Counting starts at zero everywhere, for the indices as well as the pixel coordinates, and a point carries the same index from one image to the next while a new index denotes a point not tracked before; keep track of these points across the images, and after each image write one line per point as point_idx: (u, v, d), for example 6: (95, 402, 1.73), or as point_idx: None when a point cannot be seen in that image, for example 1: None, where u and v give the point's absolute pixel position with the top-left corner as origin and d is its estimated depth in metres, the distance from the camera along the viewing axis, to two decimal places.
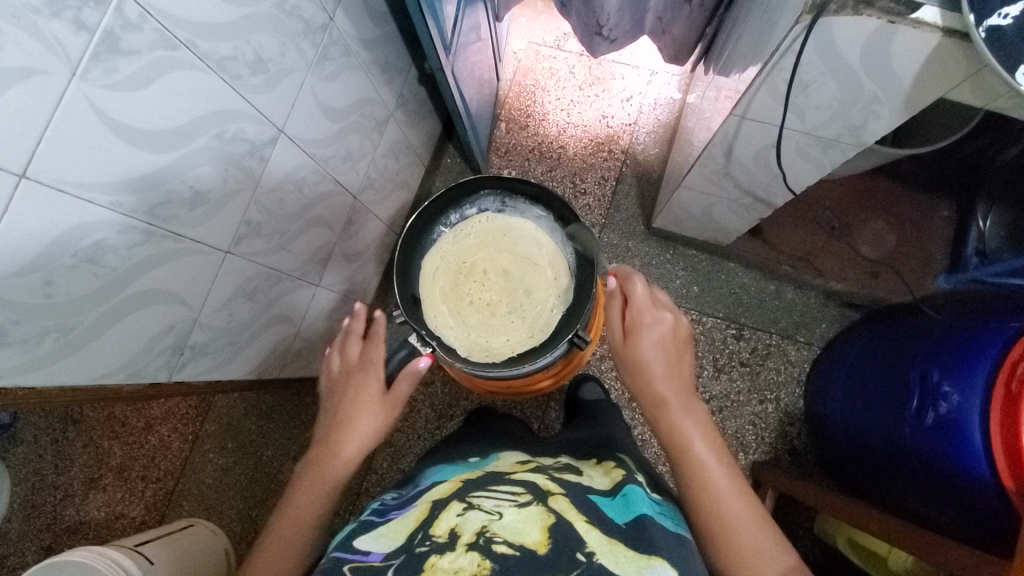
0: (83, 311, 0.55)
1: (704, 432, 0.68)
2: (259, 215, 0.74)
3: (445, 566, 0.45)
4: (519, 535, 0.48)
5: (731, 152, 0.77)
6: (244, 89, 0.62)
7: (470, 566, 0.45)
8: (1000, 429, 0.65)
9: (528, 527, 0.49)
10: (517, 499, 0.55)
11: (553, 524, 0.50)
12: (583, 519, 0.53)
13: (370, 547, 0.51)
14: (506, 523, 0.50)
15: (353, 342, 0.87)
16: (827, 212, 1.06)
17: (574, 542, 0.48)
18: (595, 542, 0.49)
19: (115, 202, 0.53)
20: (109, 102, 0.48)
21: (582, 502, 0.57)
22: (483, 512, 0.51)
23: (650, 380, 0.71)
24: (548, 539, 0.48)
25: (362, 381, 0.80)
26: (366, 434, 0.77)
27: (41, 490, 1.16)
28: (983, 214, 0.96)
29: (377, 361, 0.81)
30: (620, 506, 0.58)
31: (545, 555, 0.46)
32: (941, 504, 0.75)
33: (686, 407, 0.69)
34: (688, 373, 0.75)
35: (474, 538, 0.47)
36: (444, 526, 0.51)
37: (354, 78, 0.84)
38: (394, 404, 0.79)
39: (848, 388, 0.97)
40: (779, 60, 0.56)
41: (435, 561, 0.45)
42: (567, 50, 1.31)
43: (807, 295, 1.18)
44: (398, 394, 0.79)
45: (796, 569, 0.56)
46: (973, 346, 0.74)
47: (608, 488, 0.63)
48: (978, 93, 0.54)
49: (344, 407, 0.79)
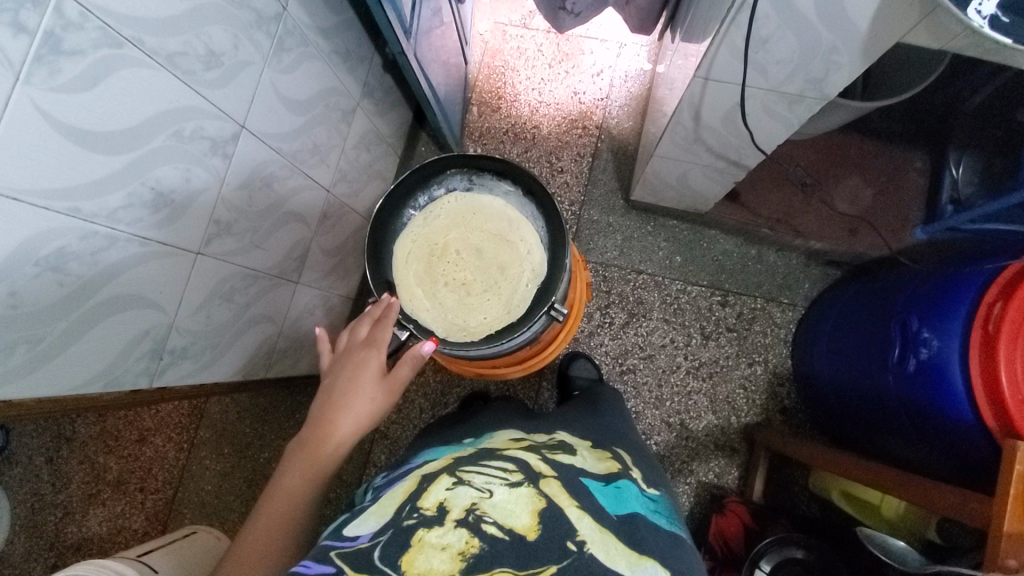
0: (50, 322, 0.54)
1: None
2: (228, 213, 0.73)
3: (434, 541, 0.46)
4: (510, 517, 0.49)
5: (700, 116, 0.77)
6: (199, 85, 0.61)
7: (458, 542, 0.46)
8: (981, 369, 0.66)
9: (518, 509, 0.50)
10: (508, 476, 0.54)
11: (543, 509, 0.51)
12: (574, 504, 0.53)
13: (358, 531, 0.50)
14: (497, 503, 0.50)
15: (361, 321, 0.74)
16: (799, 169, 1.06)
17: (564, 529, 0.50)
18: (587, 530, 0.50)
19: (74, 207, 0.52)
20: (59, 107, 0.47)
21: (574, 484, 0.56)
22: (473, 489, 0.51)
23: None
24: (537, 524, 0.49)
25: (361, 363, 0.69)
26: (361, 420, 0.68)
27: (42, 510, 1.16)
28: (955, 161, 0.96)
29: (382, 342, 0.71)
30: (613, 497, 0.58)
31: (536, 542, 0.48)
32: (929, 448, 0.76)
33: None
34: None
35: (463, 514, 0.48)
36: (432, 498, 0.51)
37: (315, 68, 0.82)
38: (394, 387, 0.69)
39: (832, 343, 0.98)
40: (737, 14, 0.55)
41: (423, 535, 0.46)
42: (533, 28, 1.30)
43: (789, 257, 1.20)
44: (400, 377, 0.70)
45: None
46: (948, 290, 0.75)
47: (602, 474, 0.62)
48: (933, 36, 0.54)
49: (335, 390, 0.68)
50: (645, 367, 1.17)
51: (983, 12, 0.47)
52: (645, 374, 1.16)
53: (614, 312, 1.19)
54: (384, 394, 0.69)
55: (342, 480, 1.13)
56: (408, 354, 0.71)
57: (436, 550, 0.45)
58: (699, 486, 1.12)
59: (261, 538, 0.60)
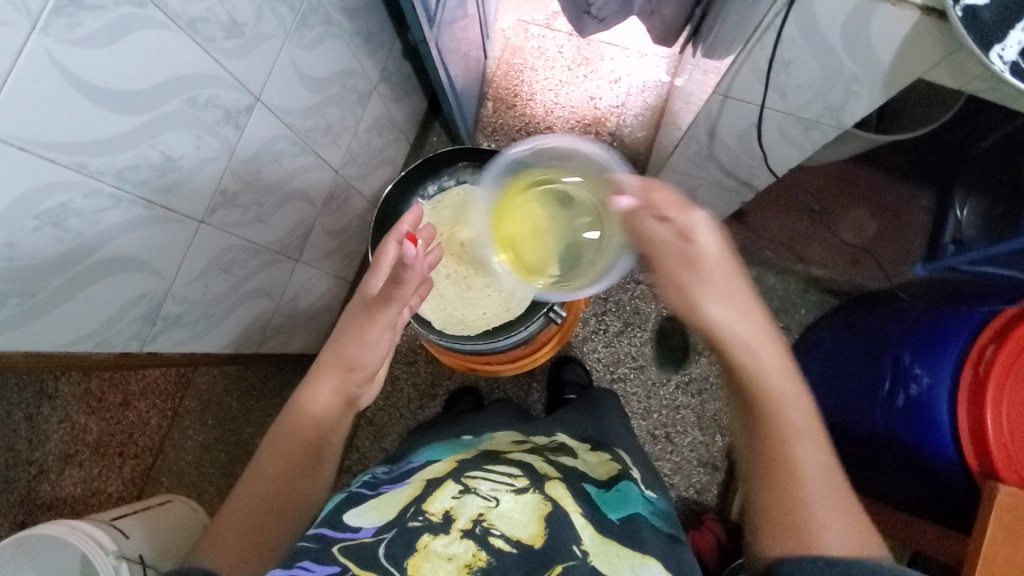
0: (46, 277, 0.54)
1: (814, 447, 0.70)
2: (235, 184, 0.73)
3: (439, 550, 0.48)
4: (517, 528, 0.50)
5: (715, 131, 0.77)
6: (218, 52, 0.60)
7: (464, 554, 0.48)
8: (967, 412, 0.68)
9: (525, 518, 0.51)
10: (515, 483, 0.54)
11: (549, 514, 0.52)
12: (578, 510, 0.54)
13: (360, 523, 0.52)
14: (503, 513, 0.51)
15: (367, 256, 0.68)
16: (807, 196, 1.10)
17: (569, 535, 0.51)
18: (589, 539, 0.51)
19: (80, 163, 0.51)
20: (75, 61, 0.46)
21: (578, 489, 0.57)
22: (480, 498, 0.52)
23: (753, 291, 0.71)
24: (543, 531, 0.51)
25: (353, 310, 0.64)
26: (352, 376, 0.63)
27: (16, 466, 1.15)
28: (960, 203, 0.97)
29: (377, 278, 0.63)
30: (614, 500, 0.58)
31: (542, 548, 0.49)
32: (915, 484, 0.78)
33: (803, 438, 0.70)
34: (801, 413, 0.71)
35: (470, 526, 0.49)
36: (438, 504, 0.51)
37: (335, 48, 0.82)
38: (377, 333, 0.62)
39: (826, 370, 0.95)
40: (762, 36, 0.56)
41: (428, 542, 0.48)
42: (556, 29, 1.30)
43: (789, 281, 1.16)
44: (380, 322, 0.62)
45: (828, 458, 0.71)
46: (941, 328, 0.76)
47: (603, 478, 0.62)
48: (954, 76, 0.54)
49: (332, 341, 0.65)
50: (637, 378, 1.17)
51: (1004, 57, 0.47)
52: (635, 384, 1.17)
53: (609, 319, 1.19)
54: (369, 343, 0.63)
55: None
56: (386, 283, 0.61)
57: (442, 559, 0.47)
58: (679, 499, 1.13)
59: (247, 518, 0.61)
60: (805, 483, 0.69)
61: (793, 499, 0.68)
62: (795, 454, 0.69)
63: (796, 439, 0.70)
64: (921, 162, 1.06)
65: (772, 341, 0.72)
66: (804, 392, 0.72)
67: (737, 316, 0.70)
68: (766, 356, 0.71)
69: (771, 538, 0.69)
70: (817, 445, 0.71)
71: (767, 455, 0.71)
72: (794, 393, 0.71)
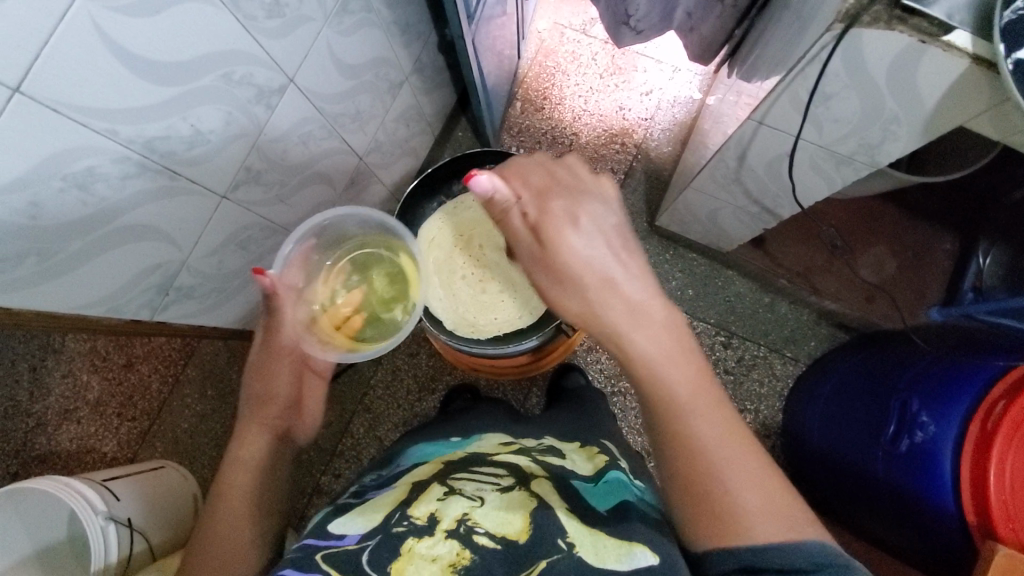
0: (65, 239, 0.54)
1: (696, 386, 0.56)
2: (260, 163, 0.73)
3: (423, 552, 0.46)
4: (502, 525, 0.49)
5: (745, 157, 0.76)
6: (257, 32, 0.60)
7: (448, 554, 0.45)
8: (972, 465, 0.68)
9: (511, 516, 0.50)
10: (499, 482, 0.57)
11: (534, 509, 0.51)
12: (563, 505, 0.54)
13: (345, 530, 0.51)
14: (487, 512, 0.50)
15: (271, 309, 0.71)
16: (831, 230, 1.07)
17: (555, 528, 0.49)
18: (574, 532, 0.50)
19: (112, 129, 0.51)
20: (118, 28, 0.46)
21: (565, 487, 0.58)
22: (465, 500, 0.52)
23: (612, 271, 0.59)
24: (528, 528, 0.49)
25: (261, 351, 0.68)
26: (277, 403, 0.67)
27: (15, 416, 1.16)
28: (984, 251, 0.96)
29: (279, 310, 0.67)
30: (601, 494, 0.59)
31: (526, 543, 0.47)
32: (907, 530, 0.78)
33: (671, 356, 0.57)
34: (676, 374, 0.56)
35: (453, 525, 0.48)
36: (423, 508, 0.51)
37: (372, 35, 0.82)
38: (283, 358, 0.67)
39: (829, 412, 0.93)
40: (805, 67, 0.55)
41: (413, 545, 0.46)
42: (592, 36, 1.29)
43: (801, 312, 1.18)
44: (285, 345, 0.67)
45: (723, 435, 0.54)
46: (953, 378, 0.75)
47: (590, 473, 0.64)
48: (998, 128, 0.53)
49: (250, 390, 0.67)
50: None
51: None
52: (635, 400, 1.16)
53: None
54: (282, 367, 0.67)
55: (318, 445, 1.14)
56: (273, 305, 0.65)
57: (425, 561, 0.45)
58: None
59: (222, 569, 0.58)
60: (730, 493, 0.51)
61: (717, 504, 0.51)
62: (691, 434, 0.54)
63: (685, 408, 0.55)
64: (948, 207, 1.04)
65: (649, 307, 0.59)
66: (688, 356, 0.58)
67: (603, 296, 0.58)
68: (644, 338, 0.57)
69: (698, 525, 0.52)
70: (716, 412, 0.55)
71: (678, 458, 0.54)
72: (658, 341, 0.57)
